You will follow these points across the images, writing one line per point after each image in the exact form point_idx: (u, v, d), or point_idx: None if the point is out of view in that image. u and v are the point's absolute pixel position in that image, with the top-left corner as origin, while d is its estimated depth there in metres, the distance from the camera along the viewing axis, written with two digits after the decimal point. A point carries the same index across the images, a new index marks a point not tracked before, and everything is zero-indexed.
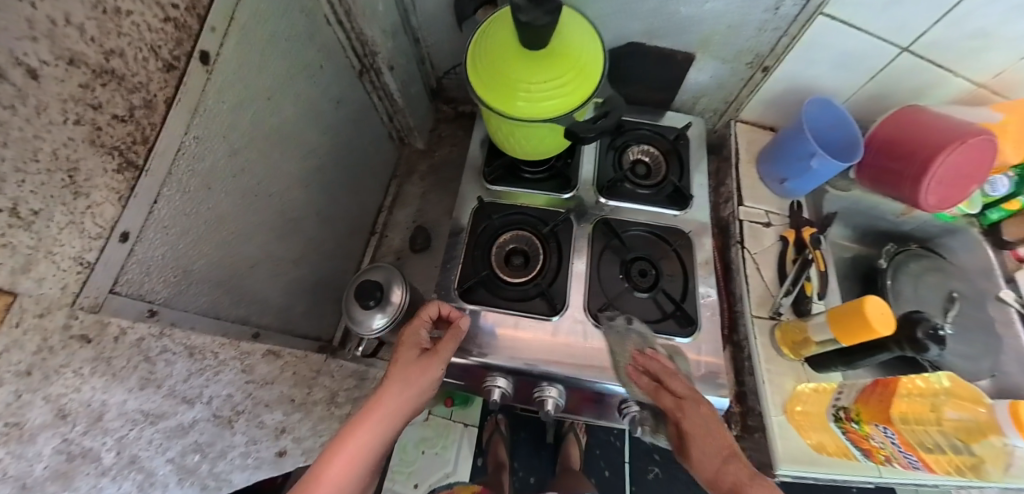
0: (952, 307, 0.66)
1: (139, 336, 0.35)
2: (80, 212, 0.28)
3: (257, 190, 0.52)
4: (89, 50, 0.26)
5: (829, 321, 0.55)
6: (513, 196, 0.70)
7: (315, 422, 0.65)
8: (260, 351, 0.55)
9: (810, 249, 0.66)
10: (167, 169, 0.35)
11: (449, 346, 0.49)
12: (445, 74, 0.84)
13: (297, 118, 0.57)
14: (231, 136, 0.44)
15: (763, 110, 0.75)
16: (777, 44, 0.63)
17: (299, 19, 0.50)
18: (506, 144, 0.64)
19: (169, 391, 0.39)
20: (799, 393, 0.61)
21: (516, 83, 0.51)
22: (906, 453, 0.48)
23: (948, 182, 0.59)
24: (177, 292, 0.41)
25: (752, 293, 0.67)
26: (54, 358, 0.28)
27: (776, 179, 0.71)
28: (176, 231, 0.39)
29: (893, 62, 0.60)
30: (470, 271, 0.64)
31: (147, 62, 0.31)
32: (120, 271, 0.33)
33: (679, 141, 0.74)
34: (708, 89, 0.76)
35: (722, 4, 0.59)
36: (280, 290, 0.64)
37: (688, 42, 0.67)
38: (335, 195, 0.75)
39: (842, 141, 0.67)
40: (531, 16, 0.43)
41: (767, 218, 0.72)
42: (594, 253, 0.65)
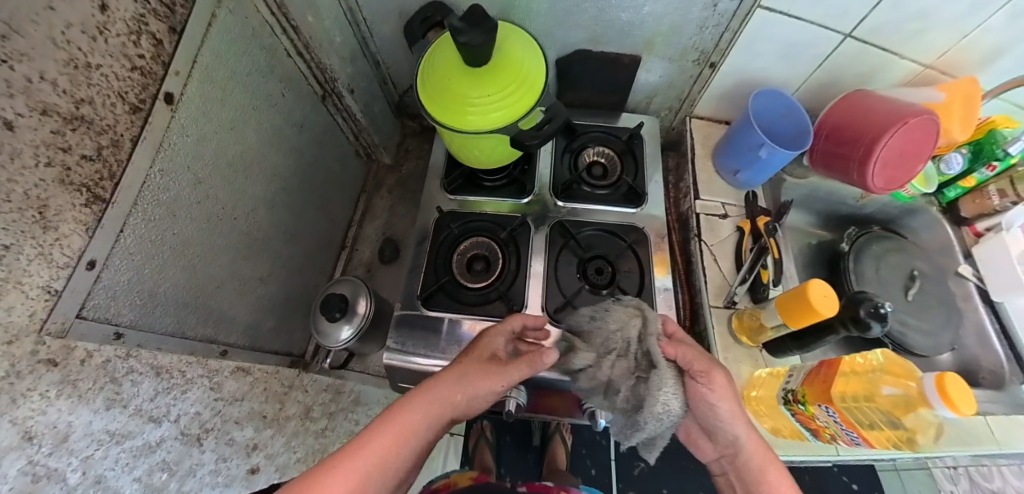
0: (912, 285, 0.72)
1: (104, 358, 0.36)
2: (50, 244, 0.30)
3: (220, 213, 0.53)
4: (61, 101, 0.29)
5: (778, 309, 0.58)
6: (475, 204, 0.75)
7: (289, 437, 0.66)
8: (228, 369, 0.56)
9: (766, 238, 0.69)
10: (133, 200, 0.37)
11: (523, 367, 0.45)
12: (407, 92, 0.87)
13: (260, 146, 0.59)
14: (195, 167, 0.46)
15: (715, 106, 0.80)
16: (720, 40, 0.67)
17: (260, 56, 0.54)
18: (461, 155, 0.68)
19: (135, 410, 0.39)
20: (756, 378, 0.65)
21: (463, 100, 0.56)
22: (848, 430, 0.51)
23: (894, 162, 0.61)
24: (143, 315, 0.42)
25: (710, 284, 0.72)
26: (22, 382, 0.28)
27: (730, 170, 0.76)
28: (142, 257, 0.41)
29: (838, 48, 0.62)
30: (431, 279, 0.68)
31: (114, 107, 0.34)
32: (86, 298, 0.34)
33: (633, 141, 0.79)
34: (659, 88, 0.82)
35: (659, 7, 0.63)
36: (248, 308, 0.65)
37: (633, 45, 0.72)
38: (302, 212, 0.76)
39: (793, 130, 0.70)
40: (468, 36, 0.49)
41: (724, 210, 0.77)
42: (551, 255, 0.69)
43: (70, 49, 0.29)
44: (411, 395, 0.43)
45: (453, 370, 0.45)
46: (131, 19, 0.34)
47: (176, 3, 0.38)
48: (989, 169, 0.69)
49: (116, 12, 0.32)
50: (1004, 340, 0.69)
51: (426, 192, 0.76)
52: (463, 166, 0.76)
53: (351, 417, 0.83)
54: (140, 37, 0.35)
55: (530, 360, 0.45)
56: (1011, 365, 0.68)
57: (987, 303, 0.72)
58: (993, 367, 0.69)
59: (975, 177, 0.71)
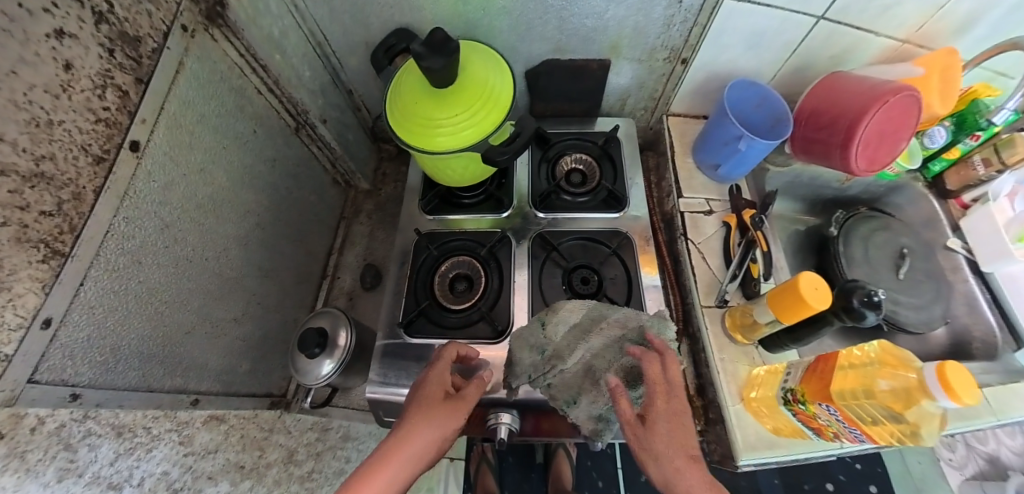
0: (903, 263, 0.77)
1: (58, 424, 0.34)
2: (1, 306, 0.28)
3: (190, 256, 0.51)
4: (21, 159, 0.28)
5: (770, 305, 0.61)
6: (455, 222, 0.76)
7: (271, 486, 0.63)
8: (200, 419, 0.53)
9: (752, 230, 0.73)
10: (95, 252, 0.35)
11: (475, 392, 0.52)
12: (379, 117, 0.87)
13: (229, 188, 0.57)
14: (164, 211, 0.44)
15: (689, 103, 0.86)
16: (689, 37, 0.72)
17: (229, 97, 0.53)
18: (437, 175, 0.68)
19: (91, 479, 0.36)
20: (755, 376, 0.68)
21: (432, 123, 0.57)
22: (850, 427, 0.53)
23: (873, 143, 0.66)
24: (104, 372, 0.40)
25: (700, 282, 0.75)
26: None
27: (711, 166, 0.81)
28: (104, 310, 0.38)
29: (812, 31, 0.68)
30: (413, 304, 0.68)
31: (77, 160, 0.33)
32: (40, 360, 0.32)
33: (609, 144, 0.82)
34: (631, 89, 0.87)
35: (622, 10, 0.66)
36: (220, 353, 0.62)
37: (599, 49, 0.75)
38: (278, 245, 0.74)
39: (767, 119, 0.77)
40: (430, 62, 0.50)
41: (709, 206, 0.82)
42: (535, 268, 0.70)
43: (32, 109, 0.28)
44: (368, 467, 0.44)
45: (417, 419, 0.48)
46: (96, 74, 0.34)
47: (142, 55, 0.38)
48: (972, 139, 0.75)
49: (81, 70, 0.32)
50: (993, 308, 0.76)
51: (405, 214, 0.77)
52: (439, 186, 0.77)
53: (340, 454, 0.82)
54: (106, 90, 0.35)
55: (477, 382, 0.53)
56: (1003, 333, 0.74)
57: (976, 273, 0.79)
58: (985, 337, 0.75)
59: (959, 148, 0.78)
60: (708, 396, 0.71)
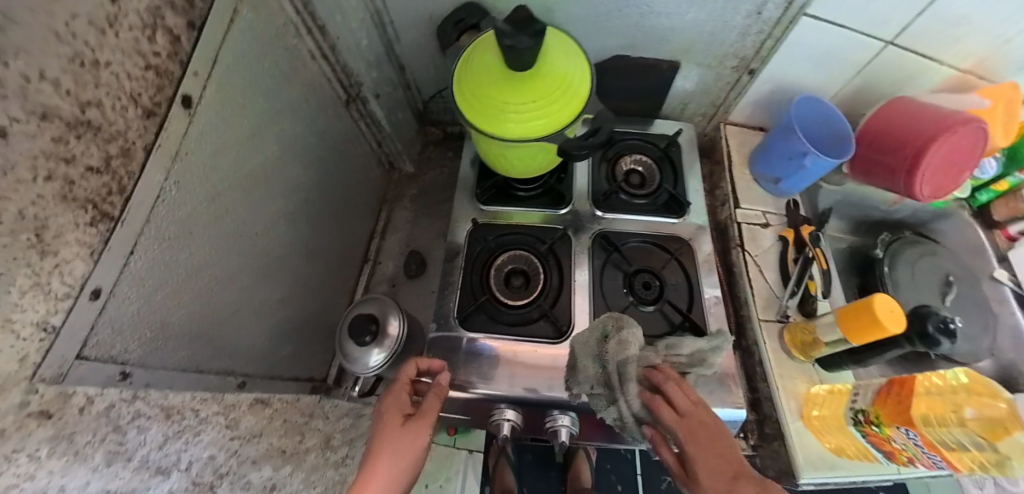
0: (949, 290, 0.74)
1: (107, 404, 0.32)
2: (47, 272, 0.26)
3: (239, 231, 0.49)
4: (64, 103, 0.24)
5: (839, 321, 0.57)
6: (507, 214, 0.70)
7: (308, 472, 0.62)
8: (246, 403, 0.52)
9: (810, 248, 0.69)
10: (145, 218, 0.33)
11: (435, 403, 0.49)
12: (431, 98, 0.84)
13: (275, 164, 0.55)
14: (213, 180, 0.42)
15: (751, 111, 0.78)
16: (761, 46, 0.66)
17: (276, 52, 0.49)
18: (498, 164, 0.64)
19: (139, 463, 0.35)
20: (813, 395, 0.62)
21: (503, 106, 0.53)
22: (930, 453, 0.46)
23: (936, 173, 0.64)
24: (152, 350, 0.38)
25: (757, 295, 0.69)
26: (8, 442, 0.24)
27: (770, 180, 0.75)
28: (152, 283, 0.36)
29: (880, 55, 0.63)
30: (467, 297, 0.63)
31: (125, 111, 0.30)
32: (88, 334, 0.30)
33: (671, 148, 0.77)
34: (694, 95, 0.80)
35: (701, 15, 0.64)
36: (264, 334, 0.60)
37: (666, 51, 0.71)
38: (323, 227, 0.73)
39: (829, 135, 0.69)
40: (515, 39, 0.45)
41: (765, 219, 0.75)
42: (595, 267, 0.65)
43: (74, 44, 0.24)
44: None
45: (380, 452, 0.44)
46: (146, 11, 0.30)
47: None
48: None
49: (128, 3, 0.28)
50: None
51: (457, 204, 0.72)
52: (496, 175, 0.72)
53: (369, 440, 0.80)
54: (156, 32, 0.31)
55: (435, 390, 0.50)
56: None
57: None
58: None
59: (1009, 180, 0.73)
60: (763, 411, 0.65)
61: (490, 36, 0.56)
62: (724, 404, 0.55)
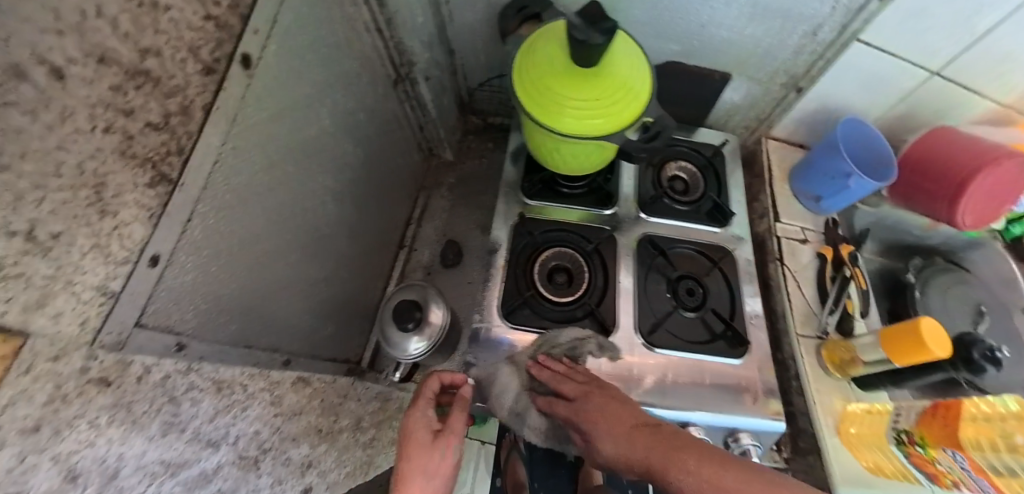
0: (982, 320, 0.71)
1: (163, 375, 0.32)
2: (106, 234, 0.25)
3: (291, 206, 0.49)
4: (122, 46, 0.23)
5: (881, 341, 0.54)
6: (555, 212, 0.66)
7: (340, 452, 0.61)
8: (289, 380, 0.52)
9: (849, 267, 0.65)
10: (203, 183, 0.32)
11: (459, 417, 0.45)
12: (478, 87, 0.81)
13: (325, 137, 0.53)
14: (269, 148, 0.41)
15: (794, 128, 0.74)
16: (811, 65, 0.64)
17: (339, 27, 0.50)
18: (544, 158, 0.61)
19: (192, 435, 0.35)
20: (850, 414, 0.59)
21: (563, 99, 0.49)
22: (978, 479, 0.44)
23: (983, 201, 0.64)
24: (205, 322, 0.38)
25: (795, 310, 0.65)
26: (67, 409, 0.24)
27: (810, 197, 0.71)
28: (208, 253, 0.36)
29: (924, 85, 0.63)
30: (511, 292, 0.59)
31: (185, 64, 0.28)
32: (147, 301, 0.30)
33: (715, 158, 0.73)
34: (740, 107, 0.75)
35: (761, 31, 0.60)
36: (308, 311, 0.61)
37: (723, 63, 0.67)
38: (365, 210, 0.72)
39: (873, 159, 0.66)
40: (587, 34, 0.42)
41: (804, 235, 0.71)
42: (641, 273, 0.62)
43: None
44: None
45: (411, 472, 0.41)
46: None
47: None
48: None
49: None
50: None
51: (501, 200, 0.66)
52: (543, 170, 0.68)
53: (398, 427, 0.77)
54: None
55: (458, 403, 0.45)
56: None
57: None
58: None
59: None
60: (798, 425, 0.62)
61: (552, 27, 0.52)
62: (766, 415, 0.54)
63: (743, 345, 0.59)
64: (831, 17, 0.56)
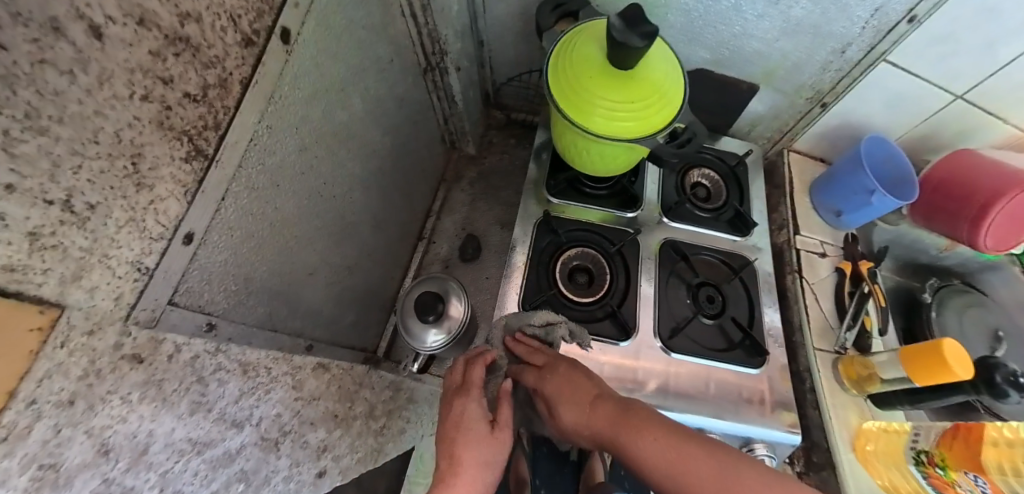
0: (999, 345, 0.67)
1: (192, 355, 0.32)
2: (142, 208, 0.25)
3: (322, 189, 0.49)
4: (162, 9, 0.22)
5: (902, 358, 0.52)
6: (578, 212, 0.64)
7: (354, 438, 0.62)
8: (310, 366, 0.52)
9: (867, 282, 0.63)
10: (237, 161, 0.32)
11: (506, 410, 0.40)
12: (507, 81, 0.82)
13: (357, 120, 0.53)
14: (302, 131, 0.40)
15: (817, 142, 0.71)
16: (837, 83, 0.62)
17: (376, 10, 0.49)
18: (570, 157, 0.59)
19: (217, 415, 0.37)
20: (865, 431, 0.55)
21: (597, 99, 0.47)
22: None
23: (1006, 224, 0.59)
24: (235, 304, 0.38)
25: (812, 323, 0.61)
26: (101, 385, 0.25)
27: (830, 212, 0.68)
28: (239, 234, 0.35)
29: (944, 109, 0.60)
30: (531, 289, 0.57)
31: (225, 34, 0.27)
32: (180, 280, 0.30)
33: (739, 167, 0.70)
34: (764, 118, 0.72)
35: (790, 45, 0.59)
36: (332, 300, 0.61)
37: (750, 72, 0.65)
38: (390, 198, 0.71)
39: (892, 178, 0.64)
40: (625, 36, 0.40)
41: (822, 249, 0.67)
42: (662, 278, 0.60)
43: None
44: None
45: (461, 461, 0.36)
46: None
47: None
48: None
49: None
50: None
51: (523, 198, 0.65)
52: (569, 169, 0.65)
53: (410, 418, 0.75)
54: None
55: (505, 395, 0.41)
56: None
57: None
58: None
59: None
60: (811, 438, 0.58)
61: (592, 26, 0.51)
62: (781, 427, 0.52)
63: (761, 355, 0.56)
64: (860, 37, 0.55)
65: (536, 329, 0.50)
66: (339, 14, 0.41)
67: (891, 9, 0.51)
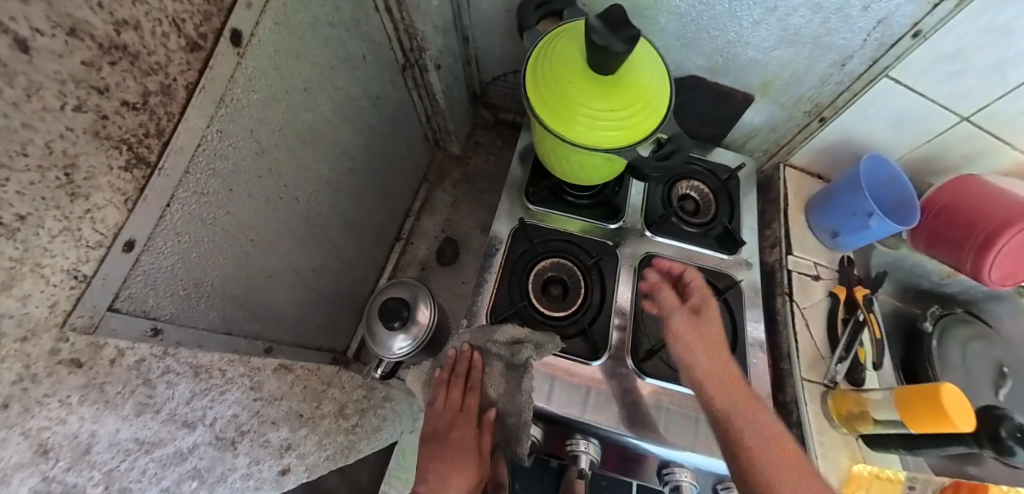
0: (1004, 382, 0.74)
1: (138, 358, 0.32)
2: (77, 217, 0.23)
3: (283, 192, 0.47)
4: (95, 18, 0.20)
5: (896, 402, 0.53)
6: (556, 221, 0.64)
7: (322, 436, 0.65)
8: (271, 367, 0.53)
9: (863, 311, 0.64)
10: (185, 168, 0.30)
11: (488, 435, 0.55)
12: (493, 80, 0.81)
13: (324, 117, 0.51)
14: (259, 133, 0.39)
15: (816, 156, 0.73)
16: (837, 97, 0.64)
17: (344, 4, 0.47)
18: (553, 165, 0.58)
19: (167, 416, 0.37)
20: (856, 475, 0.57)
21: (576, 106, 0.46)
22: None
23: (1010, 257, 0.61)
24: (185, 308, 0.37)
25: (801, 351, 0.63)
26: (37, 388, 0.24)
27: (827, 233, 0.70)
28: (189, 240, 0.34)
29: (951, 129, 0.62)
30: (504, 299, 0.58)
31: (166, 39, 0.26)
32: (121, 287, 0.28)
33: (730, 182, 0.71)
34: (760, 130, 0.76)
35: (789, 55, 0.60)
36: (296, 301, 0.60)
37: (749, 83, 0.68)
38: (363, 201, 0.70)
39: (893, 200, 0.67)
40: (607, 40, 0.40)
41: (816, 271, 0.70)
42: (640, 291, 0.60)
43: None
44: None
45: (452, 471, 0.52)
46: None
47: None
48: None
49: None
50: None
51: (503, 202, 0.64)
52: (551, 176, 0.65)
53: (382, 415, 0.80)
54: None
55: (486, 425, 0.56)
56: None
57: None
58: None
59: None
60: None
61: (575, 28, 0.50)
62: None
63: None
64: (861, 50, 0.57)
65: (501, 348, 0.53)
66: (302, 9, 0.39)
67: (896, 25, 0.52)
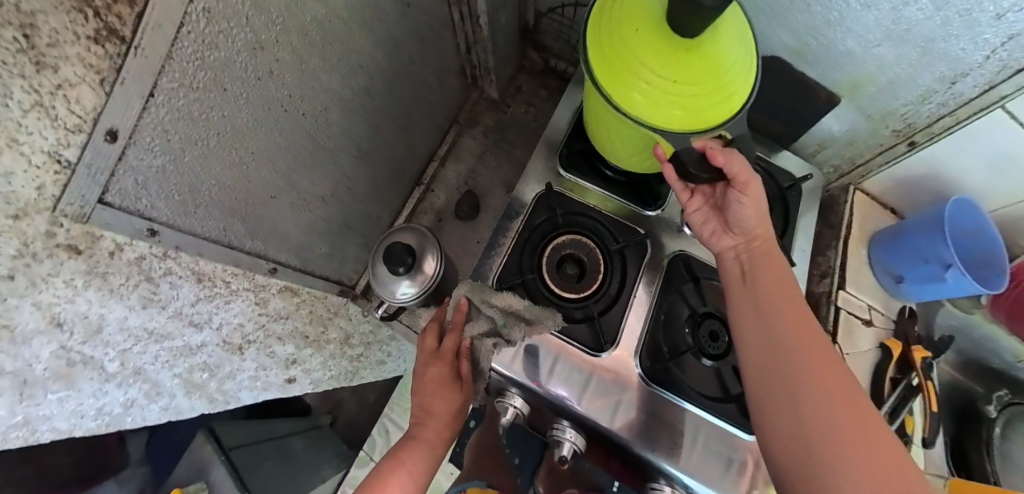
0: None
1: (138, 254, 0.32)
2: (49, 92, 0.20)
3: (286, 102, 0.43)
4: None
5: None
6: (581, 190, 0.59)
7: (326, 357, 0.72)
8: (274, 287, 0.56)
9: (919, 375, 0.62)
10: (167, 46, 0.25)
11: (468, 366, 0.55)
12: (547, 12, 0.75)
13: (346, 22, 0.45)
14: (260, 22, 0.33)
15: (892, 186, 0.68)
16: (936, 122, 0.56)
17: None
18: (597, 135, 0.52)
19: (174, 312, 0.40)
20: None
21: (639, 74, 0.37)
22: None
23: None
24: (183, 212, 0.36)
25: None
26: (41, 265, 0.25)
27: (890, 275, 0.67)
28: (178, 140, 0.31)
29: None
30: (514, 266, 0.54)
31: None
32: (110, 179, 0.27)
33: (790, 191, 0.63)
34: (836, 141, 0.66)
35: (893, 54, 0.50)
36: (302, 227, 0.59)
37: (835, 79, 0.57)
38: (378, 127, 0.66)
39: (975, 250, 0.62)
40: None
41: (869, 314, 0.67)
42: (664, 289, 0.56)
43: None
44: (406, 443, 0.52)
45: (434, 399, 0.53)
46: None
47: None
48: None
49: None
50: None
51: (527, 166, 0.59)
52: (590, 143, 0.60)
53: (384, 349, 0.86)
54: None
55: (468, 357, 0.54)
56: None
57: None
58: None
59: None
60: None
61: None
62: None
63: None
64: (979, 69, 0.48)
65: (494, 313, 0.51)
66: None
67: None
